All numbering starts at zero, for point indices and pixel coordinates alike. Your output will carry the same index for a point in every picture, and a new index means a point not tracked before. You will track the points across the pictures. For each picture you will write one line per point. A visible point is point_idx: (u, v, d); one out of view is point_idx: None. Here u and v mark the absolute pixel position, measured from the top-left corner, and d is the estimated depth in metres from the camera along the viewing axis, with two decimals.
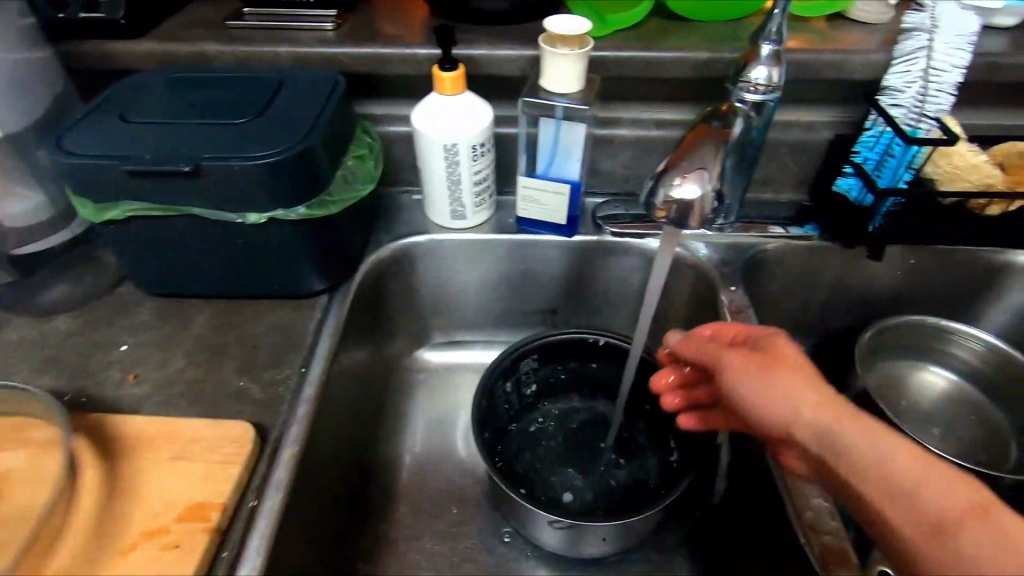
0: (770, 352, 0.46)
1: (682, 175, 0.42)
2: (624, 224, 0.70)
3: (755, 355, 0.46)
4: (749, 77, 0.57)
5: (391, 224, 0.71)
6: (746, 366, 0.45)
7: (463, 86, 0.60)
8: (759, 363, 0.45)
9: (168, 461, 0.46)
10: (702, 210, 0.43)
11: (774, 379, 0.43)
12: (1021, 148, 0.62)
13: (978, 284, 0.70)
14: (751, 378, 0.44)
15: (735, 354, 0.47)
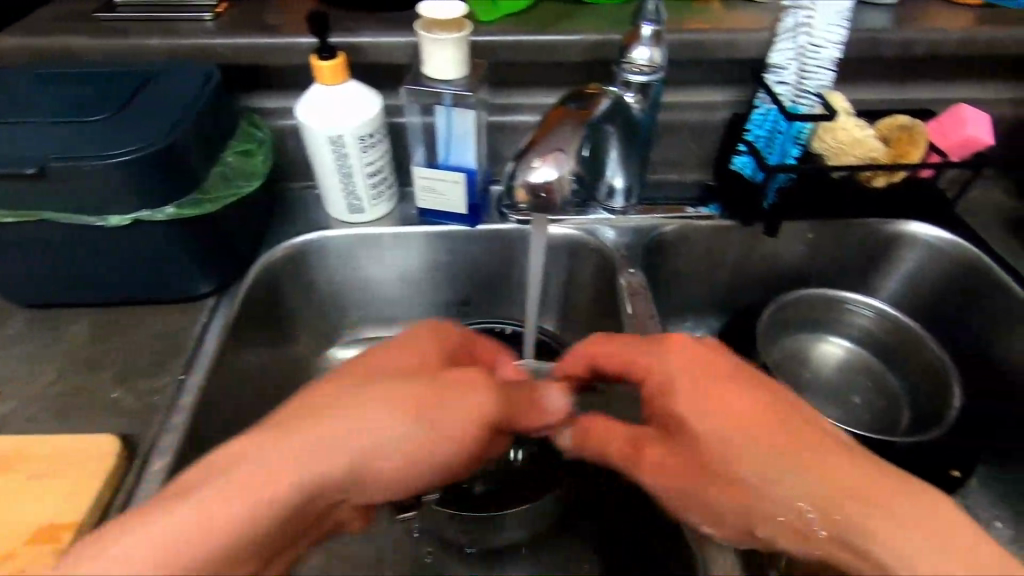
0: (685, 451, 0.42)
1: (539, 158, 0.44)
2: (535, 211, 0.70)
3: (670, 463, 0.43)
4: (631, 58, 0.57)
5: (289, 221, 0.68)
6: (665, 473, 0.44)
7: (344, 74, 0.58)
8: (672, 468, 0.43)
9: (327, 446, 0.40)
10: (561, 190, 0.45)
11: (702, 489, 0.42)
12: (905, 122, 0.64)
13: (870, 255, 0.72)
14: (710, 503, 0.42)
15: (657, 470, 0.44)
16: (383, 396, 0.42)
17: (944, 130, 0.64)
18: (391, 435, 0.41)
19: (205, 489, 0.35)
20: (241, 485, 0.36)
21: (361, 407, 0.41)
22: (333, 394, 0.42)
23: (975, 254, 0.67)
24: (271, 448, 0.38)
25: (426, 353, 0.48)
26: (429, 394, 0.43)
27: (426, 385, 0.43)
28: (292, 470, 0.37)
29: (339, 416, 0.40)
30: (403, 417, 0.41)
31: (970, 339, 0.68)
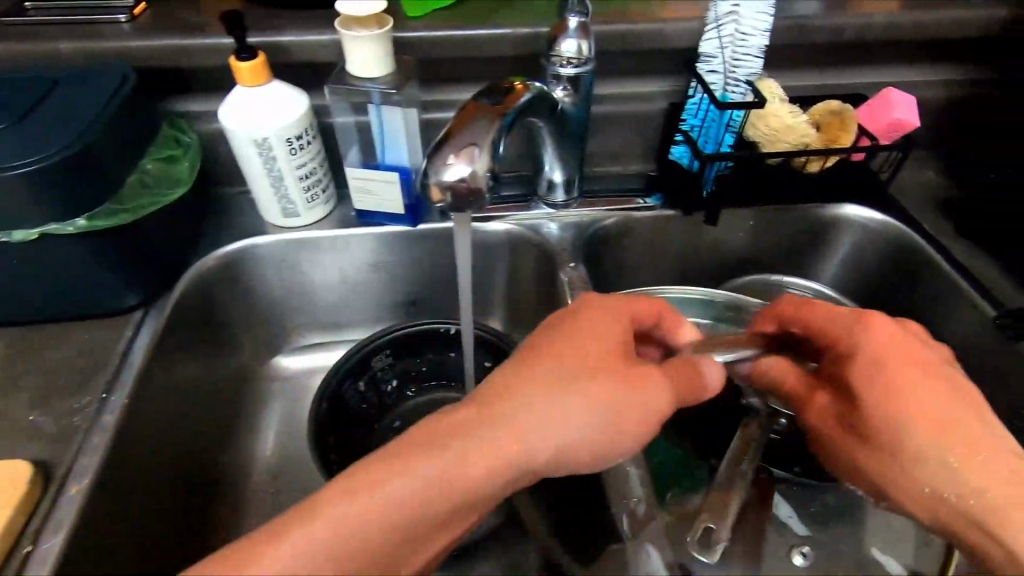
0: (851, 412, 0.46)
1: (452, 155, 0.43)
2: (493, 206, 0.69)
3: (832, 417, 0.48)
4: (559, 51, 0.56)
5: (222, 228, 0.67)
6: (819, 421, 0.49)
7: (266, 74, 0.56)
8: (841, 426, 0.47)
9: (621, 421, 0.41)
10: (476, 187, 0.44)
11: (860, 444, 0.46)
12: (835, 107, 0.64)
13: (808, 238, 0.73)
14: (860, 453, 0.46)
15: (819, 415, 0.49)
16: (541, 392, 0.39)
17: (874, 113, 0.64)
18: (562, 437, 0.38)
19: (420, 483, 0.35)
20: (482, 472, 0.36)
21: (570, 403, 0.39)
22: (561, 375, 0.40)
23: (905, 234, 0.68)
24: (499, 446, 0.37)
25: (583, 335, 0.42)
26: (603, 397, 0.39)
27: (606, 383, 0.40)
28: (514, 456, 0.37)
29: (537, 409, 0.38)
30: (600, 404, 0.39)
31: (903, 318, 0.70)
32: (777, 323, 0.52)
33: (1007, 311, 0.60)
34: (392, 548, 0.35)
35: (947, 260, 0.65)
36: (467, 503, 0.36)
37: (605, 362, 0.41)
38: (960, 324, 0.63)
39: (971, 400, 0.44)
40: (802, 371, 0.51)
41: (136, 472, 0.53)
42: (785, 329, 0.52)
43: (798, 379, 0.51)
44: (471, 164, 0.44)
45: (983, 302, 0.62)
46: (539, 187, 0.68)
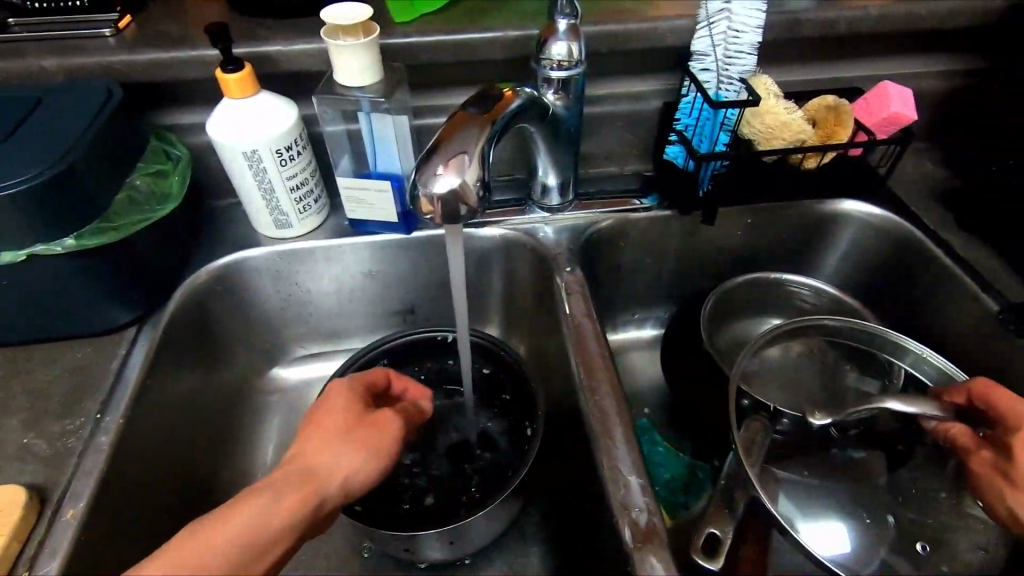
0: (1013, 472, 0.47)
1: (441, 165, 0.43)
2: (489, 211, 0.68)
3: (994, 476, 0.49)
4: (549, 54, 0.54)
5: (214, 241, 0.66)
6: (983, 480, 0.49)
7: (253, 85, 0.56)
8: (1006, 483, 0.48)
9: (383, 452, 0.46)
10: (466, 197, 0.44)
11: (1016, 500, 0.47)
12: (830, 102, 0.63)
13: (808, 234, 0.72)
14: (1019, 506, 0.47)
15: (982, 471, 0.49)
16: (313, 452, 0.44)
17: (871, 107, 0.63)
18: (338, 477, 0.43)
19: (209, 543, 0.37)
20: (273, 519, 0.39)
21: (336, 453, 0.44)
22: (322, 437, 0.45)
23: (905, 228, 0.67)
24: (284, 496, 0.41)
25: (332, 409, 0.47)
26: (355, 445, 0.45)
27: (353, 436, 0.46)
28: (302, 499, 0.41)
29: (313, 466, 0.43)
30: (364, 446, 0.45)
31: (904, 312, 0.69)
32: (969, 399, 0.52)
33: (1010, 305, 0.59)
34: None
35: (947, 254, 0.64)
36: (256, 560, 0.38)
37: (355, 417, 0.47)
38: (961, 318, 0.63)
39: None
40: (981, 435, 0.51)
41: (134, 491, 0.52)
42: (974, 405, 0.51)
43: (975, 442, 0.51)
44: (460, 174, 0.43)
45: (985, 296, 0.61)
46: (533, 191, 0.68)
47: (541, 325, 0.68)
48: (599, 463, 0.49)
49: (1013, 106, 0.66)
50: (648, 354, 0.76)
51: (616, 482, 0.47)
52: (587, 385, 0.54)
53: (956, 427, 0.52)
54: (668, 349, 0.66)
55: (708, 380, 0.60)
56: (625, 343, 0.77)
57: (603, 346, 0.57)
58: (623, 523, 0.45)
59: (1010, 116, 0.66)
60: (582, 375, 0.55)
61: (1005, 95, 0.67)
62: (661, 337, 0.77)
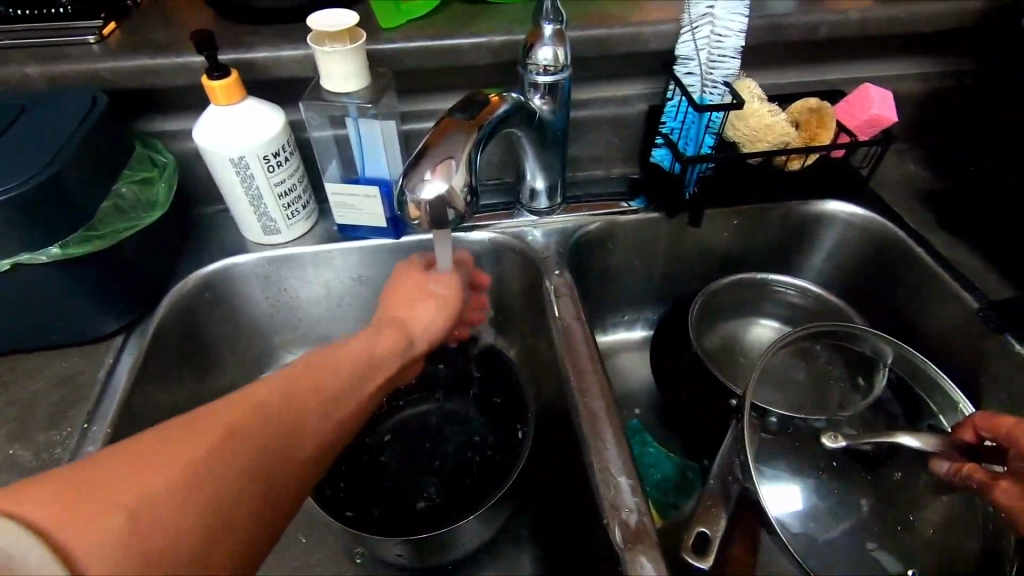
0: None
1: (429, 171, 0.43)
2: (478, 216, 0.68)
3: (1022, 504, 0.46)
4: (536, 59, 0.55)
5: (201, 248, 0.66)
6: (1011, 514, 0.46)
7: (240, 92, 0.55)
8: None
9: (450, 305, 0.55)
10: (454, 202, 0.44)
11: None
12: (812, 104, 0.64)
13: (794, 235, 0.73)
14: None
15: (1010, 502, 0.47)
16: (395, 313, 0.53)
17: (851, 111, 0.64)
18: (418, 329, 0.53)
19: (331, 367, 0.44)
20: (380, 346, 0.49)
21: (412, 313, 0.54)
22: (399, 304, 0.54)
23: (887, 228, 0.69)
24: (385, 334, 0.50)
25: (404, 286, 0.55)
26: (427, 309, 0.54)
27: (427, 302, 0.54)
28: (394, 340, 0.50)
29: (398, 319, 0.53)
30: (436, 298, 0.55)
31: (888, 311, 0.70)
32: (976, 434, 0.51)
33: (990, 302, 0.60)
34: (336, 398, 0.43)
35: (928, 253, 0.66)
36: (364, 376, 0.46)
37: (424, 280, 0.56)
38: (944, 317, 0.64)
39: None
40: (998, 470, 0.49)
41: None
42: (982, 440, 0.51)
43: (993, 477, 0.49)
44: (448, 179, 0.44)
45: (967, 294, 0.62)
46: (521, 195, 0.68)
47: (531, 328, 0.69)
48: (589, 465, 0.49)
49: (1013, 106, 0.63)
50: (637, 355, 0.77)
51: (605, 484, 0.48)
52: (577, 388, 0.54)
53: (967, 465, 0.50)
54: (657, 349, 0.66)
55: (697, 380, 0.60)
56: (615, 344, 0.77)
57: (592, 348, 0.57)
58: (613, 524, 0.45)
59: (1010, 116, 0.64)
60: (572, 378, 0.55)
61: (1005, 95, 0.65)
62: (650, 338, 0.78)
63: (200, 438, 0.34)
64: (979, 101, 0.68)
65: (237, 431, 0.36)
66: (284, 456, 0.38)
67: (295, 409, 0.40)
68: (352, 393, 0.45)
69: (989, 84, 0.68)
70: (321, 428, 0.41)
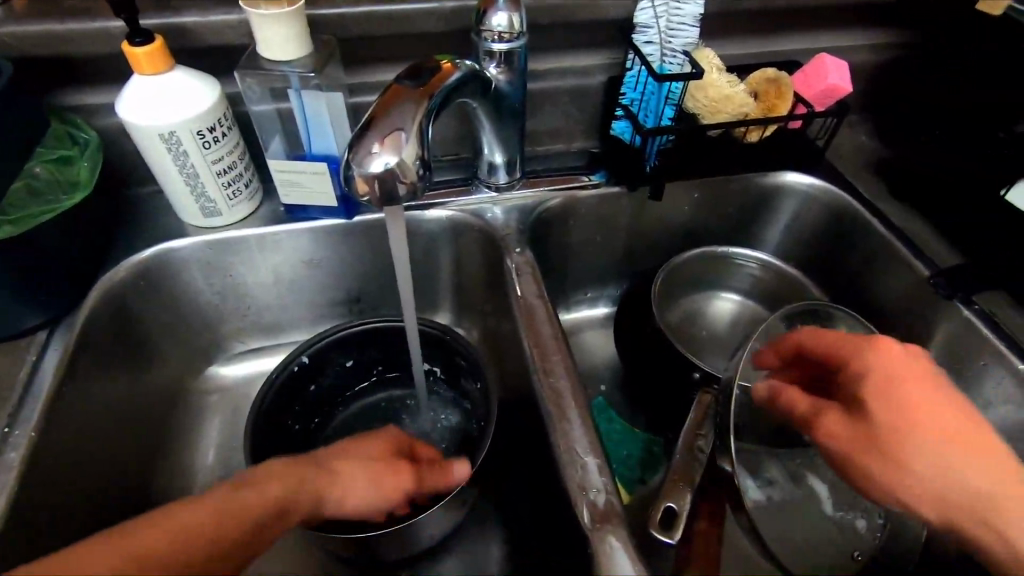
0: (862, 423, 0.47)
1: (379, 142, 0.41)
2: (433, 194, 0.66)
3: (850, 434, 0.47)
4: (490, 25, 0.52)
5: (134, 232, 0.61)
6: (835, 439, 0.48)
7: (166, 59, 0.50)
8: (856, 444, 0.47)
9: (387, 481, 0.48)
10: (406, 177, 0.42)
11: (869, 461, 0.46)
12: (770, 74, 0.63)
13: (754, 208, 0.73)
14: (893, 462, 0.45)
15: (836, 430, 0.48)
16: (349, 458, 0.48)
17: (808, 80, 0.64)
18: (347, 490, 0.46)
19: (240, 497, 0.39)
20: (286, 492, 0.41)
21: (356, 467, 0.47)
22: (349, 453, 0.48)
23: (843, 200, 0.69)
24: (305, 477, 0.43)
25: (372, 441, 0.51)
26: (376, 480, 0.48)
27: (380, 466, 0.48)
28: (312, 493, 0.43)
29: (337, 468, 0.46)
30: (378, 475, 0.48)
31: (844, 279, 0.72)
32: (796, 345, 0.54)
33: (940, 270, 0.62)
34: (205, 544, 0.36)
35: (881, 223, 0.66)
36: (248, 532, 0.38)
37: (383, 458, 0.49)
38: (897, 285, 0.65)
39: (974, 423, 0.45)
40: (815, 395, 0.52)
41: (56, 511, 0.48)
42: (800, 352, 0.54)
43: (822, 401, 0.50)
44: (397, 152, 0.41)
45: (919, 262, 0.63)
46: (479, 170, 0.66)
47: (493, 311, 0.67)
48: (556, 448, 0.48)
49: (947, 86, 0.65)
50: (599, 332, 0.76)
51: (571, 464, 0.47)
52: (541, 368, 0.53)
53: (787, 390, 0.52)
54: (620, 326, 0.66)
55: (661, 356, 0.60)
56: (578, 322, 0.77)
57: (556, 328, 0.56)
58: (581, 505, 0.45)
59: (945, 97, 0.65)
60: (535, 358, 0.54)
61: None
62: (613, 316, 0.77)
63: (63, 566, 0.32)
64: (938, 95, 0.67)
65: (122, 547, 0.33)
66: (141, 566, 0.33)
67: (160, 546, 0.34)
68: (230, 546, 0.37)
69: (934, 71, 0.69)
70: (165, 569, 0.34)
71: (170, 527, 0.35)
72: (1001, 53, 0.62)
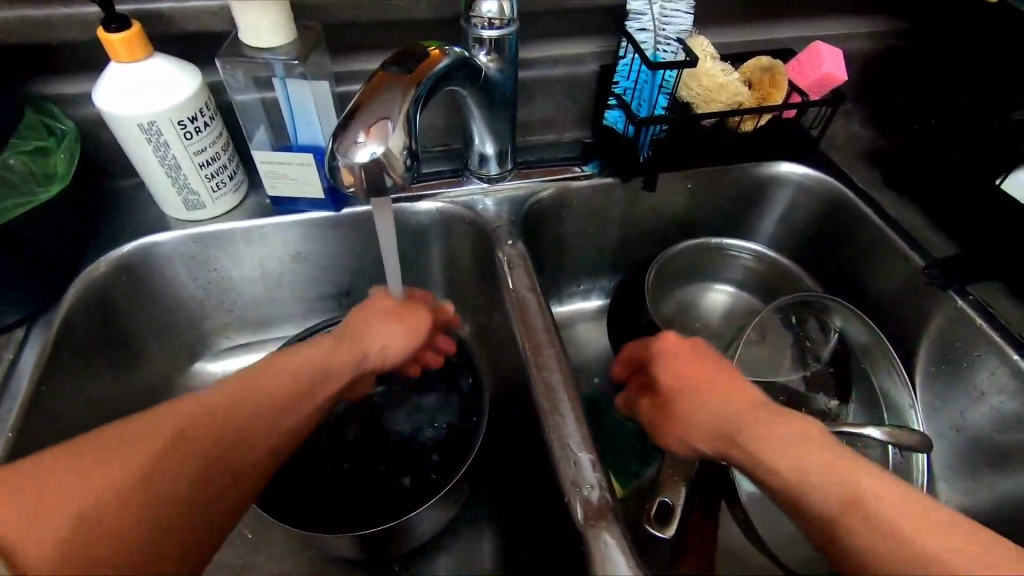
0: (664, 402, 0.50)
1: (364, 131, 0.39)
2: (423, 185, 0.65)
3: (657, 416, 0.50)
4: (480, 11, 0.50)
5: (115, 226, 0.59)
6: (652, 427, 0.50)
7: (144, 46, 0.49)
8: (661, 422, 0.49)
9: (408, 327, 0.54)
10: (393, 167, 0.40)
11: (672, 434, 0.48)
12: (765, 63, 0.62)
13: (747, 198, 0.73)
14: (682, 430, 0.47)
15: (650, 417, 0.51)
16: (368, 321, 0.53)
17: (803, 69, 0.63)
18: (378, 346, 0.52)
19: (273, 374, 0.44)
20: (322, 359, 0.47)
21: (378, 327, 0.52)
22: (367, 315, 0.53)
23: (836, 190, 0.69)
24: (337, 349, 0.49)
25: (379, 304, 0.54)
26: (403, 329, 0.53)
27: (398, 318, 0.54)
28: (346, 356, 0.49)
29: (361, 336, 0.51)
30: (401, 322, 0.54)
31: (837, 270, 0.71)
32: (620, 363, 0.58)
33: (933, 261, 0.61)
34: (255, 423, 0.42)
35: (875, 213, 0.66)
36: (292, 394, 0.44)
37: (397, 309, 0.54)
38: (891, 275, 0.65)
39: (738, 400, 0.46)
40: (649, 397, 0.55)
41: None
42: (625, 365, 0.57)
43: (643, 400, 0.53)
44: (383, 141, 0.40)
45: (912, 252, 0.63)
46: (470, 160, 0.64)
47: (484, 305, 0.66)
48: (549, 444, 0.47)
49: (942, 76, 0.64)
50: (592, 324, 0.76)
51: (565, 460, 0.46)
52: (534, 363, 0.52)
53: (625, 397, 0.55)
54: (613, 319, 0.65)
55: None
56: (571, 315, 0.76)
57: (548, 322, 0.55)
58: (574, 502, 0.44)
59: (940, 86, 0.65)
60: (527, 352, 0.53)
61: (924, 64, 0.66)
62: (606, 309, 0.76)
63: (132, 451, 0.37)
64: (938, 94, 0.64)
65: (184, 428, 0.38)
66: (206, 438, 0.39)
67: (212, 421, 0.40)
68: (282, 410, 0.43)
69: (934, 70, 0.66)
70: (227, 438, 0.40)
71: (217, 404, 0.41)
72: (1001, 53, 0.59)
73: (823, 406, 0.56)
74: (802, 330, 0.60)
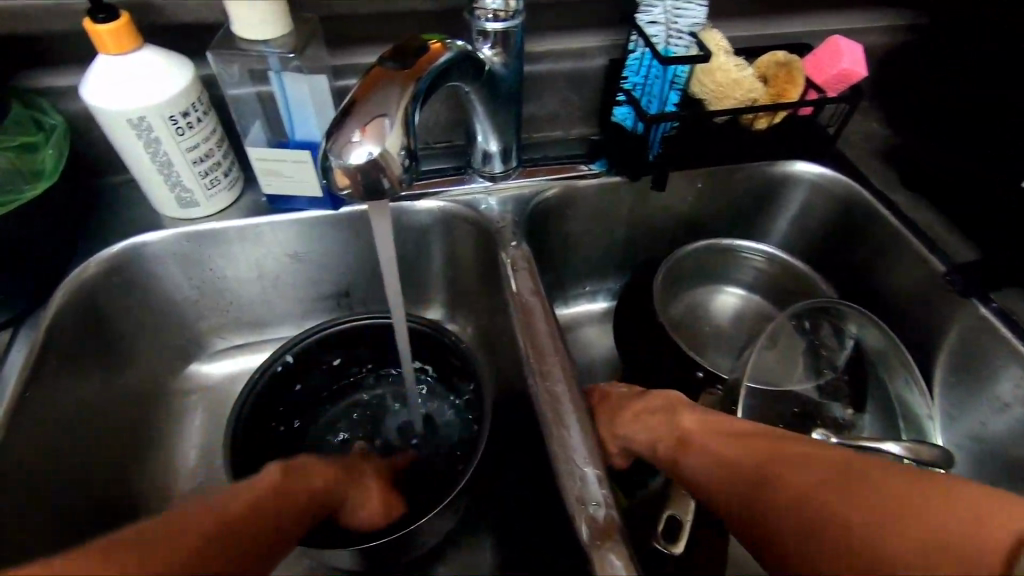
0: None
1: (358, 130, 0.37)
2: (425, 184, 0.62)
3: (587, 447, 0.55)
4: (484, 2, 0.48)
5: (106, 224, 0.58)
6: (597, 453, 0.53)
7: (133, 37, 0.46)
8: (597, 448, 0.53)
9: (386, 503, 0.52)
10: (388, 166, 0.38)
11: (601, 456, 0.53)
12: (781, 57, 0.60)
13: (760, 198, 0.70)
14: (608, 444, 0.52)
15: None
16: (363, 474, 0.52)
17: (821, 64, 0.60)
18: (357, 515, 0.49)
19: (288, 485, 0.44)
20: (322, 488, 0.47)
21: (366, 487, 0.52)
22: (359, 474, 0.52)
23: (853, 190, 0.66)
24: (332, 485, 0.48)
25: (370, 470, 0.53)
26: (380, 501, 0.51)
27: (383, 492, 0.52)
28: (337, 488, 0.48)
29: (353, 486, 0.51)
30: (383, 500, 0.52)
31: (853, 273, 0.69)
32: None
33: (955, 265, 0.59)
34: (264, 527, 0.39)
35: (893, 215, 0.64)
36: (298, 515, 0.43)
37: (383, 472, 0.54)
38: (909, 279, 0.63)
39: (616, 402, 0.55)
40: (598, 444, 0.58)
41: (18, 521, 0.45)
42: None
43: None
44: (379, 141, 0.38)
45: (933, 256, 0.60)
46: (473, 158, 0.62)
47: (487, 307, 0.64)
48: (552, 456, 0.45)
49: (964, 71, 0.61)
50: (598, 326, 0.74)
51: (570, 475, 0.44)
52: (537, 370, 0.50)
53: None
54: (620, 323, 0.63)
55: (661, 354, 0.57)
56: (576, 317, 0.74)
57: (553, 327, 0.53)
58: (580, 520, 0.42)
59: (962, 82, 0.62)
60: (530, 359, 0.51)
61: None
62: (613, 310, 0.74)
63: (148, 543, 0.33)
64: (939, 93, 0.65)
65: (202, 525, 0.35)
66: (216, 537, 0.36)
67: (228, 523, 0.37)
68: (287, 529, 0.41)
69: (935, 70, 0.67)
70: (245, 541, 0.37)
71: (234, 502, 0.39)
72: (1001, 53, 0.58)
73: (838, 416, 0.54)
74: (818, 338, 0.57)
